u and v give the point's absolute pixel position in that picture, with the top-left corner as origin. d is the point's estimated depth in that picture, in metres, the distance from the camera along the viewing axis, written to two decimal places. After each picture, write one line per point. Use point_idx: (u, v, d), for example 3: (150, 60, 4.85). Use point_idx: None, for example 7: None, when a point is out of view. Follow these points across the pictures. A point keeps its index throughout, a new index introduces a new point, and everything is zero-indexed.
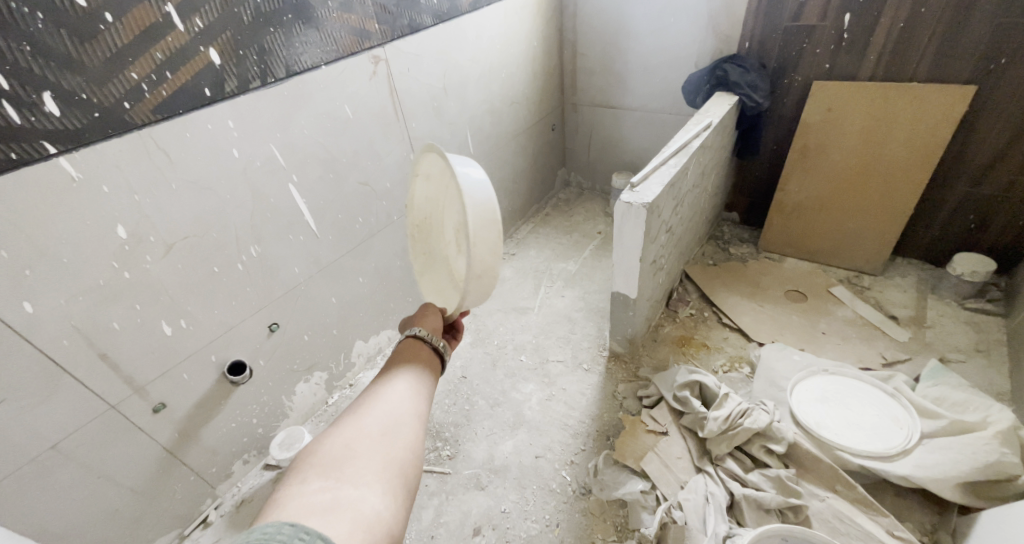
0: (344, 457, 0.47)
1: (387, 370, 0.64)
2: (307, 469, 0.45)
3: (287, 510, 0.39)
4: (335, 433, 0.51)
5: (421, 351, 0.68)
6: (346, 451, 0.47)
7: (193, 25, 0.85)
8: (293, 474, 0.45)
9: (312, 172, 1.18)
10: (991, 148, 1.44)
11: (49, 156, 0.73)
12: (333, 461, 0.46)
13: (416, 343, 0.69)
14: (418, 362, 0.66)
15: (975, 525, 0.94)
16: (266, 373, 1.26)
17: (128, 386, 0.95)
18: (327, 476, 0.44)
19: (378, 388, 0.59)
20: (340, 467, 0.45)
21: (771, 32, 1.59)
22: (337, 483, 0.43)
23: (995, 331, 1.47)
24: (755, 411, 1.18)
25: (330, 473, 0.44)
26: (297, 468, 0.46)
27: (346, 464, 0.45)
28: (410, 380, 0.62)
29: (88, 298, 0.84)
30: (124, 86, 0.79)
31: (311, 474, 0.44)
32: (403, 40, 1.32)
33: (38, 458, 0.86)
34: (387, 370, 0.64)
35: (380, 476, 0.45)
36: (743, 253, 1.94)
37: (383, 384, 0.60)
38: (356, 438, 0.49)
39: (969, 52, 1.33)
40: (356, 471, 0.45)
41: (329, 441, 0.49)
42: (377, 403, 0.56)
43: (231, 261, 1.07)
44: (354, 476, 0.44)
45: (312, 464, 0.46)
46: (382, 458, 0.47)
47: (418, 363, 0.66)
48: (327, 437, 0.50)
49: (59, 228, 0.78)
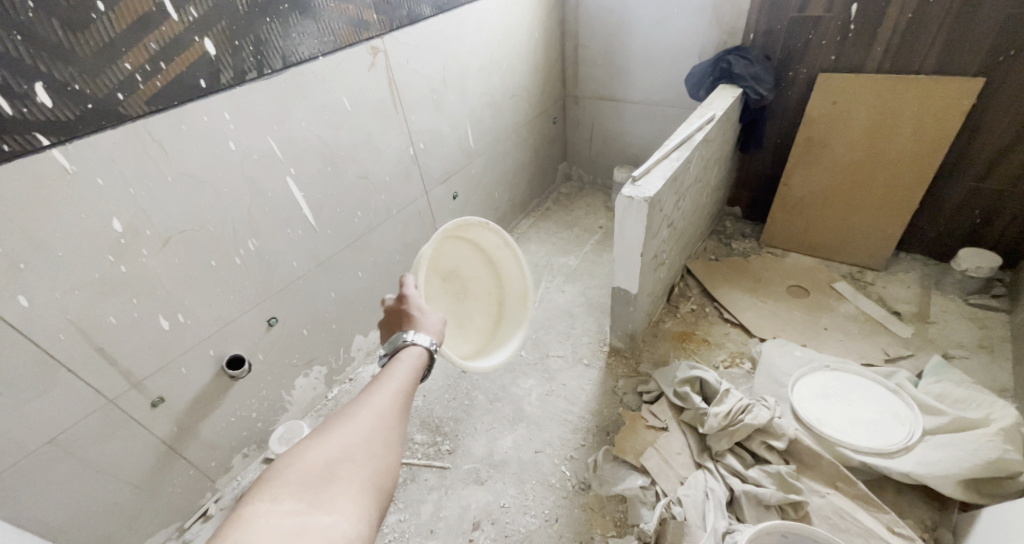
0: (322, 475, 0.45)
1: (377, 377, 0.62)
2: (281, 481, 0.43)
3: (257, 531, 0.37)
4: (317, 440, 0.49)
5: (415, 363, 0.67)
6: (325, 469, 0.46)
7: (187, 14, 0.83)
8: (265, 482, 0.43)
9: (309, 165, 1.17)
10: (997, 142, 1.42)
11: (42, 148, 0.72)
12: (311, 479, 0.44)
13: (410, 354, 0.68)
14: (406, 370, 0.65)
15: (976, 522, 0.94)
16: (265, 367, 1.26)
17: (126, 380, 0.95)
18: (300, 497, 0.42)
19: (365, 397, 0.57)
20: (316, 490, 0.43)
21: (776, 22, 1.56)
22: (310, 507, 0.41)
23: (998, 327, 1.46)
24: (755, 407, 1.18)
25: (305, 493, 0.43)
26: (270, 476, 0.44)
27: (323, 486, 0.44)
28: (395, 389, 0.61)
29: (84, 292, 0.84)
30: (118, 76, 0.78)
31: (284, 489, 0.43)
32: (401, 31, 1.30)
33: (36, 451, 0.86)
34: (377, 377, 0.62)
35: (354, 504, 0.44)
36: (745, 248, 1.92)
37: (372, 392, 0.59)
38: (336, 452, 0.48)
39: (977, 44, 1.30)
40: (331, 495, 0.43)
41: (309, 450, 0.47)
42: (364, 412, 0.54)
43: (229, 254, 1.06)
44: (329, 501, 0.43)
45: (288, 478, 0.44)
46: (359, 482, 0.46)
47: (410, 374, 0.65)
48: (307, 445, 0.48)
49: (54, 221, 0.77)
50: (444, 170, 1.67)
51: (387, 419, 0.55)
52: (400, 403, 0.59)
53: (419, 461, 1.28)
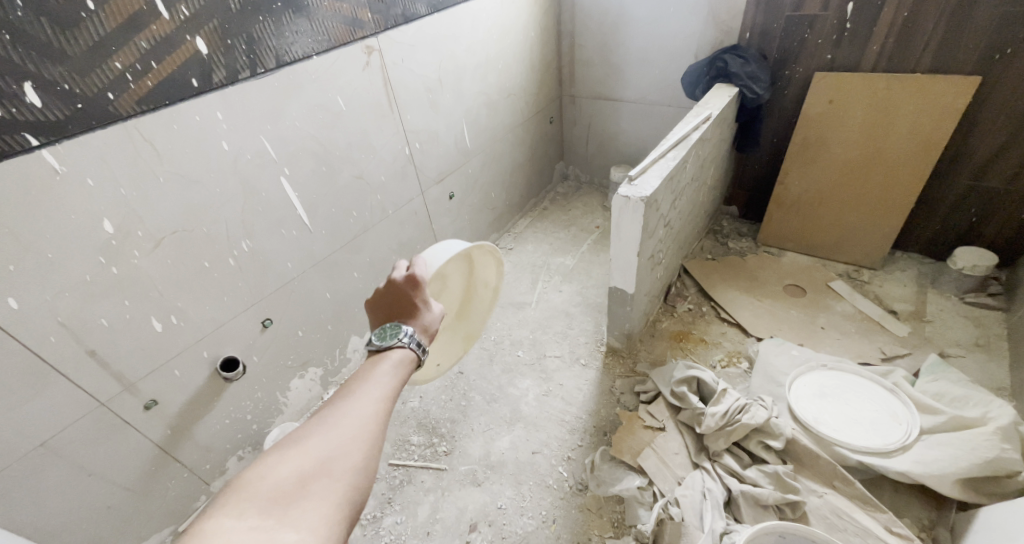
0: (293, 488, 0.43)
1: (363, 377, 0.59)
2: (250, 496, 0.41)
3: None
4: (292, 449, 0.47)
5: (405, 362, 0.63)
6: (297, 481, 0.43)
7: (179, 13, 0.83)
8: (233, 495, 0.41)
9: (304, 165, 1.16)
10: (993, 141, 1.43)
11: (31, 148, 0.72)
12: (281, 493, 0.42)
13: (402, 352, 0.64)
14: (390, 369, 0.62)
15: (974, 521, 0.94)
16: (260, 368, 1.25)
17: (118, 383, 0.94)
18: (268, 513, 0.40)
19: (348, 398, 0.54)
20: (286, 504, 0.41)
21: (772, 22, 1.56)
22: (277, 524, 0.39)
23: (994, 325, 1.46)
24: (752, 406, 1.18)
25: (273, 509, 0.40)
26: (239, 489, 0.42)
27: (293, 500, 0.42)
28: (377, 390, 0.57)
29: (75, 294, 0.83)
30: (108, 76, 0.77)
31: (252, 505, 0.41)
32: (396, 30, 1.30)
33: (27, 456, 0.85)
34: (362, 376, 0.59)
35: (326, 518, 0.41)
36: (742, 247, 1.92)
37: (355, 393, 0.55)
38: (311, 462, 0.45)
39: (973, 43, 1.31)
40: (301, 510, 0.41)
41: (282, 460, 0.45)
42: (345, 416, 0.51)
43: (223, 255, 1.05)
44: (298, 516, 0.40)
45: (257, 492, 0.42)
46: (333, 495, 0.44)
47: (397, 373, 0.61)
48: (281, 454, 0.46)
49: (44, 222, 0.76)
50: (440, 170, 1.66)
51: (370, 422, 0.52)
52: (386, 405, 0.56)
53: (416, 462, 1.27)
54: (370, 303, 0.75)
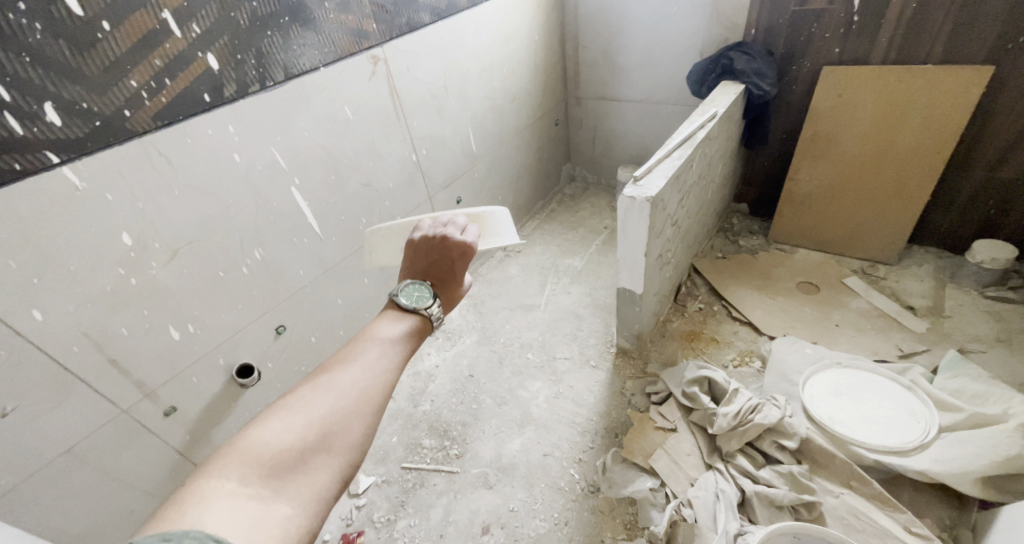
0: (292, 458, 0.44)
1: (371, 342, 0.59)
2: (249, 458, 0.42)
3: (214, 515, 0.36)
4: (293, 416, 0.47)
5: (418, 331, 0.64)
6: (295, 451, 0.44)
7: (191, 30, 0.85)
8: (231, 455, 0.42)
9: (313, 174, 1.19)
10: (1010, 130, 1.39)
11: (52, 166, 0.74)
12: (279, 462, 0.43)
13: (416, 320, 0.64)
14: (400, 337, 0.61)
15: (997, 521, 0.91)
16: (274, 374, 1.28)
17: (138, 390, 0.97)
18: (264, 483, 0.41)
19: (354, 364, 0.55)
20: (283, 476, 0.42)
21: (777, 17, 1.55)
22: (271, 495, 0.40)
23: (1016, 320, 1.42)
24: (765, 406, 1.16)
25: (269, 478, 0.41)
26: (236, 450, 0.43)
27: (291, 472, 0.43)
28: (384, 359, 0.57)
29: (96, 304, 0.85)
30: (124, 93, 0.80)
31: (250, 469, 0.41)
32: (401, 39, 1.32)
33: (54, 461, 0.87)
34: (369, 342, 0.59)
35: (317, 497, 0.43)
36: (752, 245, 1.90)
37: (362, 360, 0.56)
38: (311, 433, 0.46)
39: (986, 31, 1.28)
40: (295, 484, 0.42)
41: (282, 427, 0.46)
42: (348, 386, 0.52)
43: (237, 264, 1.08)
44: (292, 492, 0.42)
45: (256, 456, 0.43)
46: (327, 470, 0.45)
47: (407, 341, 0.62)
48: (282, 420, 0.47)
49: (66, 236, 0.79)
50: (447, 175, 1.68)
51: (372, 397, 0.53)
52: (391, 377, 0.56)
53: (428, 465, 1.28)
54: (415, 244, 0.72)
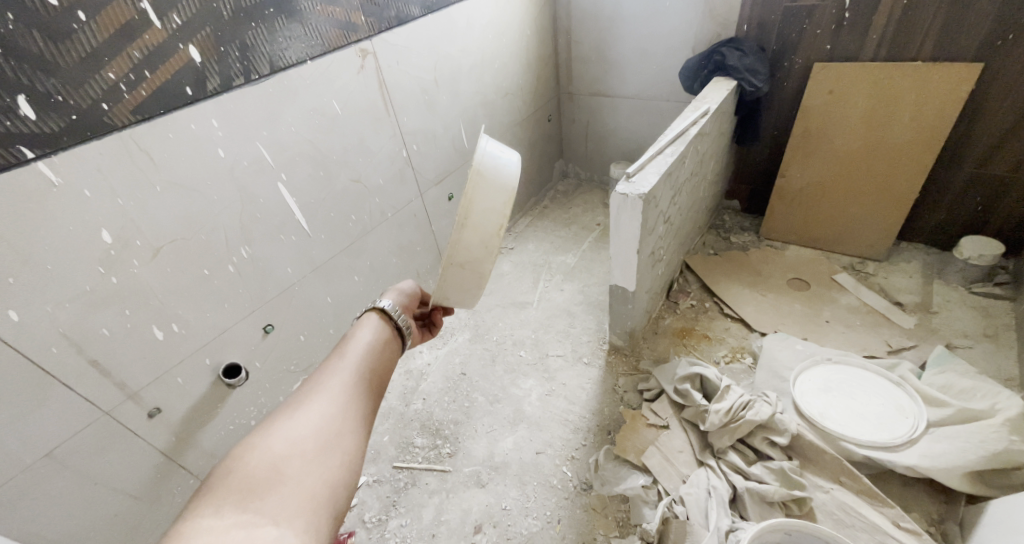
0: (269, 478, 0.44)
1: (336, 364, 0.62)
2: (223, 492, 0.42)
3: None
4: (266, 439, 0.48)
5: (375, 346, 0.67)
6: (274, 471, 0.45)
7: (171, 21, 0.83)
8: (205, 494, 0.42)
9: (301, 170, 1.16)
10: (997, 128, 1.40)
11: (27, 161, 0.72)
12: (256, 484, 0.43)
13: (371, 338, 0.68)
14: (360, 356, 0.64)
15: (984, 514, 0.93)
16: (262, 374, 1.26)
17: (121, 391, 0.94)
18: (244, 505, 0.41)
19: (321, 387, 0.57)
20: (266, 493, 0.42)
21: (769, 13, 1.54)
22: (254, 516, 0.40)
23: (1002, 315, 1.44)
24: (757, 402, 1.17)
25: (249, 501, 0.41)
26: (209, 489, 0.43)
27: (272, 489, 0.43)
28: (345, 377, 0.60)
29: (75, 304, 0.83)
30: (102, 86, 0.77)
31: (225, 501, 0.41)
32: (391, 32, 1.29)
33: (33, 465, 0.85)
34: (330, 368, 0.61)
35: (307, 507, 0.43)
36: (744, 242, 1.91)
37: (328, 382, 0.58)
38: (285, 452, 0.47)
39: (975, 29, 1.29)
40: (279, 499, 0.42)
41: (255, 452, 0.46)
42: (315, 405, 0.53)
43: (222, 262, 1.05)
44: (279, 504, 0.42)
45: (231, 488, 0.43)
46: (313, 477, 0.46)
47: (365, 358, 0.64)
48: (255, 446, 0.47)
49: (43, 233, 0.76)
50: (438, 171, 1.66)
51: (342, 410, 0.54)
52: (355, 390, 0.58)
53: (419, 464, 1.27)
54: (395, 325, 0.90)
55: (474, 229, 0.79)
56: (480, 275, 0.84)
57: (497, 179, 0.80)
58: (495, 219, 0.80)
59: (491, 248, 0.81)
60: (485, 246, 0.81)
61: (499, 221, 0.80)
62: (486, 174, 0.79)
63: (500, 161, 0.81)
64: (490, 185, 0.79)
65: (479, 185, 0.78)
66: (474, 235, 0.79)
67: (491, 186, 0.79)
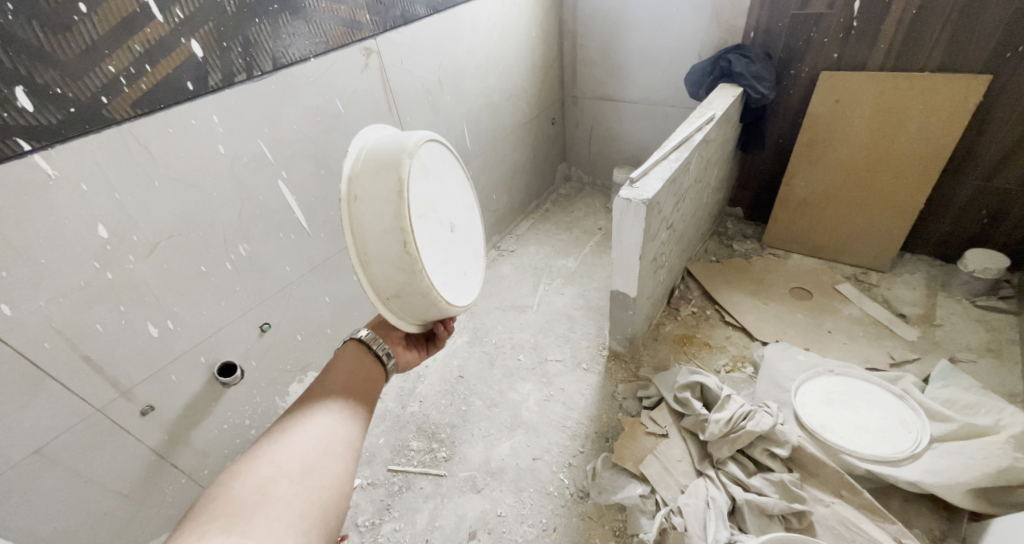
0: (256, 502, 0.45)
1: (322, 389, 0.64)
2: (210, 518, 0.43)
3: None
4: (253, 466, 0.49)
5: (363, 371, 0.69)
6: (260, 495, 0.46)
7: (174, 16, 0.82)
8: (191, 523, 0.43)
9: (301, 168, 1.16)
10: (1004, 141, 1.39)
11: (23, 153, 0.71)
12: (242, 509, 0.44)
13: (359, 363, 0.70)
14: (347, 382, 0.66)
15: (987, 532, 0.91)
16: (259, 372, 1.25)
17: (114, 388, 0.93)
18: (231, 530, 0.42)
19: (309, 413, 0.58)
20: (254, 515, 0.44)
21: (777, 20, 1.54)
22: (240, 539, 0.41)
23: (1007, 330, 1.43)
24: (758, 413, 1.15)
25: (235, 525, 0.43)
26: (197, 516, 0.44)
27: (261, 510, 0.45)
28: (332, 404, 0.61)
29: (69, 299, 0.82)
30: (101, 79, 0.76)
31: (211, 527, 0.43)
32: (396, 31, 1.28)
33: (22, 462, 0.83)
34: (316, 395, 0.62)
35: (293, 529, 0.44)
36: (747, 249, 1.89)
37: (312, 406, 0.60)
38: (269, 477, 0.48)
39: (984, 41, 1.28)
40: (265, 522, 0.43)
41: (240, 480, 0.48)
42: (302, 432, 0.55)
43: (220, 259, 1.04)
44: (267, 526, 0.43)
45: (219, 513, 0.44)
46: (300, 499, 0.47)
47: (350, 382, 0.66)
48: (240, 474, 0.48)
49: (38, 226, 0.75)
50: None
51: (330, 435, 0.56)
52: (343, 415, 0.60)
53: (415, 468, 1.26)
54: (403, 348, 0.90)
55: (376, 258, 0.68)
56: (424, 293, 0.70)
57: (375, 188, 0.67)
58: (393, 234, 0.66)
59: (409, 268, 0.67)
60: (404, 268, 0.67)
61: (398, 236, 0.66)
62: (362, 192, 0.68)
63: (377, 162, 0.68)
64: (370, 200, 0.67)
65: (357, 212, 0.68)
66: (381, 263, 0.68)
67: (370, 202, 0.67)
